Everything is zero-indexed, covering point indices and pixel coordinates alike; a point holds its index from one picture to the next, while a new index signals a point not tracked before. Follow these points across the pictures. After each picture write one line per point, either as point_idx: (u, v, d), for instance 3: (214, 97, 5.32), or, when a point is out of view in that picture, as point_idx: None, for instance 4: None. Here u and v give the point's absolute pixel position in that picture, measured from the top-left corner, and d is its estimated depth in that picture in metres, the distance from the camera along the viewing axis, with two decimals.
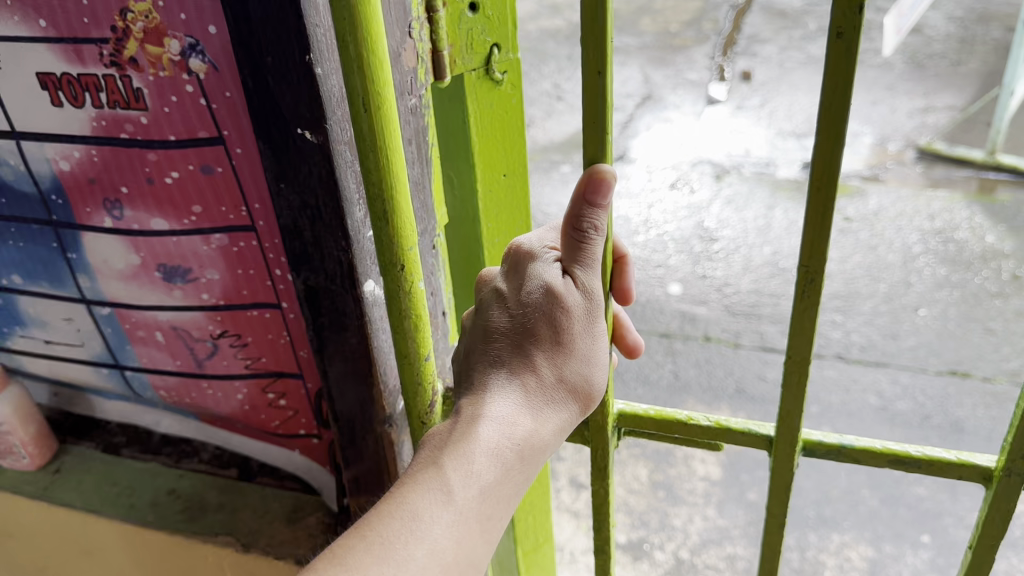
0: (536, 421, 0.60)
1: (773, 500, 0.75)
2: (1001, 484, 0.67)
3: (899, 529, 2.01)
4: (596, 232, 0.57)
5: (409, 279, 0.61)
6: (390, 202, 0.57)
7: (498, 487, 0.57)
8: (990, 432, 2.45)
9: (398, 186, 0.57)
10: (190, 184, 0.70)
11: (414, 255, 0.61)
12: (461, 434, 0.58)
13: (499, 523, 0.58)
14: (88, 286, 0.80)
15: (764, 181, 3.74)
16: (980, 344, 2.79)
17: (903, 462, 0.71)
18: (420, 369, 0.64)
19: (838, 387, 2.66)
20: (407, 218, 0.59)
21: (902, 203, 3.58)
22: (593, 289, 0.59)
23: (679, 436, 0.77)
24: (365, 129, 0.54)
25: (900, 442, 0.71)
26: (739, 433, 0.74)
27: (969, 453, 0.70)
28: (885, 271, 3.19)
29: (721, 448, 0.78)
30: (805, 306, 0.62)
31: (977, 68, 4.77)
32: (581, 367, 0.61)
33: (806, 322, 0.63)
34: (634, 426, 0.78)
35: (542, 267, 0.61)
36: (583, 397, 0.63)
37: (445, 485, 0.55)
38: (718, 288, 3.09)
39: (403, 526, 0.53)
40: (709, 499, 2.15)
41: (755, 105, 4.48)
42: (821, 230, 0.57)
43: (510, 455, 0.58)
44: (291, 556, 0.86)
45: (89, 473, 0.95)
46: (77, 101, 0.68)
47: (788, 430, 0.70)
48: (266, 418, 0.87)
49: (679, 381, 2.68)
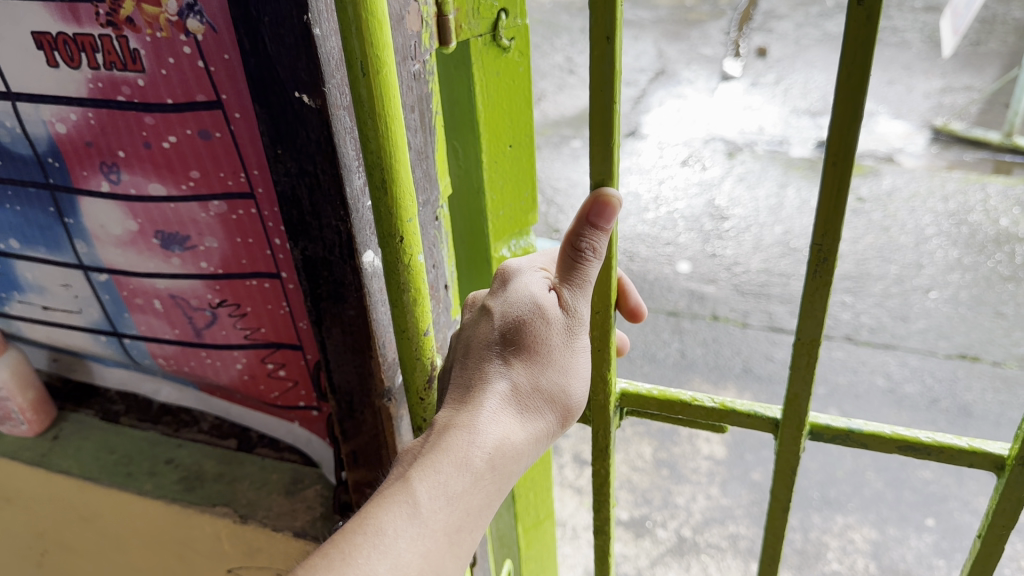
0: (511, 428, 0.58)
1: (777, 484, 0.74)
2: (1013, 472, 0.65)
3: (904, 512, 2.10)
4: (595, 254, 0.58)
5: (408, 253, 0.59)
6: (390, 170, 0.55)
7: (466, 497, 0.55)
8: (999, 416, 2.43)
9: (398, 153, 0.55)
10: (188, 149, 0.69)
11: (414, 227, 0.59)
12: (433, 446, 0.56)
13: (471, 537, 0.55)
14: (85, 252, 0.79)
15: (777, 159, 3.71)
16: (990, 328, 2.76)
17: (912, 448, 0.69)
18: (419, 346, 0.63)
19: (846, 369, 2.65)
20: (407, 186, 0.57)
21: (915, 184, 3.54)
22: (581, 309, 0.60)
23: (682, 416, 0.76)
24: (364, 95, 0.52)
25: (910, 427, 0.69)
26: (744, 415, 0.73)
27: (981, 440, 0.69)
28: (897, 253, 3.16)
29: (725, 430, 0.77)
30: (815, 286, 0.60)
31: (997, 48, 4.70)
32: (559, 377, 0.60)
33: (816, 302, 0.61)
34: (636, 405, 0.77)
35: (529, 288, 0.61)
36: (561, 407, 0.61)
37: (412, 496, 0.53)
38: (727, 267, 3.07)
39: (367, 541, 0.50)
40: (712, 478, 2.16)
41: (770, 82, 4.43)
42: (837, 205, 0.55)
43: (482, 463, 0.56)
44: (288, 529, 0.84)
45: (88, 441, 0.95)
46: (73, 62, 0.66)
47: (795, 413, 0.69)
48: (265, 389, 0.86)
49: (685, 359, 2.67)
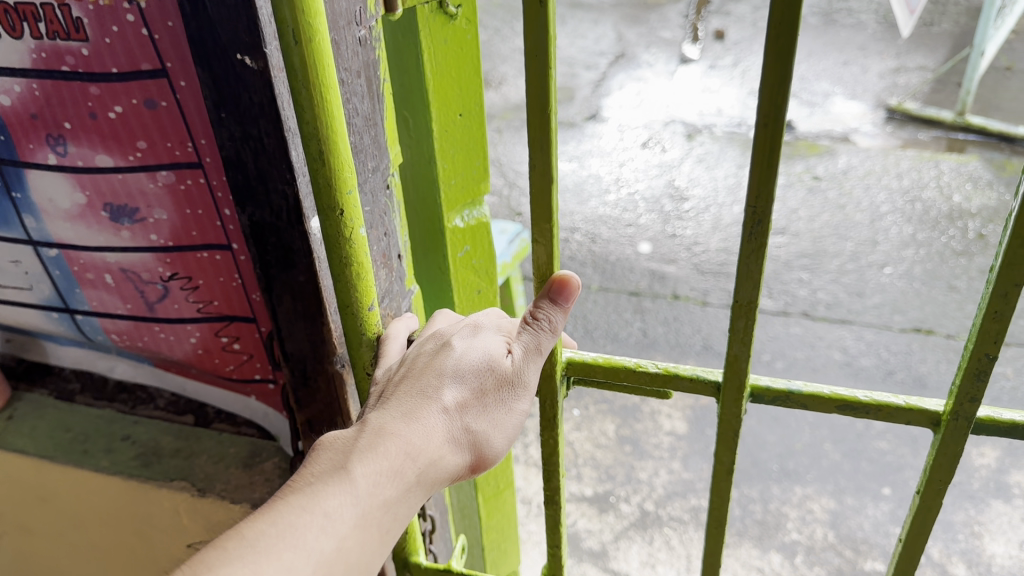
0: (447, 449, 0.59)
1: (721, 447, 0.76)
2: (949, 427, 0.67)
3: (861, 482, 2.22)
4: (549, 328, 0.61)
5: (349, 224, 0.60)
6: (326, 139, 0.55)
7: (391, 505, 0.56)
8: (952, 387, 2.50)
9: (335, 121, 0.55)
10: (134, 119, 0.69)
11: (354, 200, 0.59)
12: (372, 444, 0.57)
13: (383, 540, 0.57)
14: (34, 227, 0.78)
15: (735, 140, 3.75)
16: (944, 302, 2.83)
17: (851, 408, 0.70)
18: (363, 320, 0.64)
19: (804, 345, 2.70)
20: (345, 155, 0.57)
21: (870, 163, 3.61)
22: (532, 372, 0.62)
23: (627, 383, 0.77)
24: (298, 61, 0.52)
25: (849, 387, 0.71)
26: (687, 380, 0.74)
27: (919, 398, 0.70)
28: (852, 230, 3.22)
29: (671, 395, 0.77)
30: (751, 249, 0.61)
31: (949, 29, 4.79)
32: (494, 428, 0.61)
33: (754, 266, 0.62)
34: (582, 373, 0.77)
35: (489, 337, 0.63)
36: (488, 454, 0.61)
37: (346, 487, 0.55)
38: (688, 247, 3.10)
39: (301, 517, 0.52)
40: (674, 453, 2.30)
41: (728, 65, 4.47)
42: (772, 163, 0.56)
43: (411, 476, 0.57)
44: (247, 501, 0.85)
45: (43, 419, 0.94)
46: (15, 31, 0.66)
47: (735, 376, 0.70)
48: (220, 362, 0.86)
49: (647, 338, 2.70)
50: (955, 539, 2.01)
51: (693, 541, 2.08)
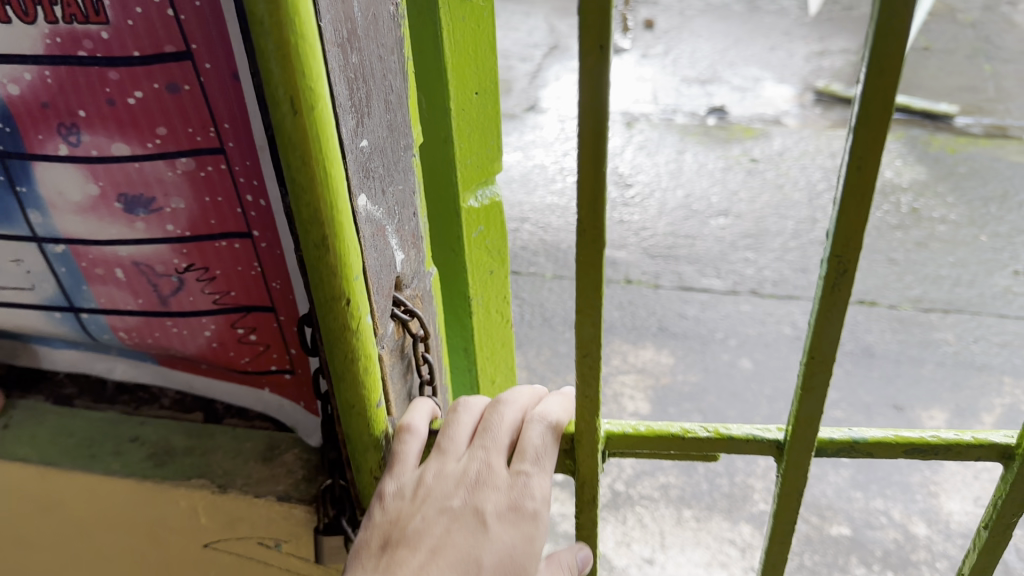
0: None
1: (783, 502, 0.76)
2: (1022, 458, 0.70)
3: (820, 451, 2.33)
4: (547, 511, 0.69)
5: (356, 319, 0.64)
6: (330, 228, 0.58)
7: None
8: (897, 355, 2.61)
9: (338, 209, 0.58)
10: (155, 105, 0.67)
11: (359, 288, 0.63)
12: None
13: None
14: (39, 223, 0.75)
15: (673, 128, 3.84)
16: (884, 275, 2.94)
17: (917, 449, 0.73)
18: (370, 416, 0.70)
19: (756, 321, 2.76)
20: (350, 243, 0.60)
21: (804, 143, 3.72)
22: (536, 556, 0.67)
23: (674, 451, 0.76)
24: (297, 161, 0.55)
25: (912, 430, 0.73)
26: (743, 440, 0.74)
27: (981, 431, 0.73)
28: (791, 209, 3.31)
29: (718, 457, 0.78)
30: (833, 296, 0.61)
31: (867, 12, 4.98)
32: None
33: (834, 314, 0.62)
34: (625, 447, 0.77)
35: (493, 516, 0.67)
36: None
37: None
38: (636, 232, 3.16)
39: None
40: (640, 434, 2.37)
41: (660, 53, 4.56)
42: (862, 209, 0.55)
43: None
44: (272, 493, 0.83)
45: (42, 426, 0.91)
46: (27, 16, 0.63)
47: (804, 432, 0.71)
48: (235, 355, 0.84)
49: (604, 323, 2.75)
50: (915, 501, 2.16)
51: (665, 518, 2.14)
